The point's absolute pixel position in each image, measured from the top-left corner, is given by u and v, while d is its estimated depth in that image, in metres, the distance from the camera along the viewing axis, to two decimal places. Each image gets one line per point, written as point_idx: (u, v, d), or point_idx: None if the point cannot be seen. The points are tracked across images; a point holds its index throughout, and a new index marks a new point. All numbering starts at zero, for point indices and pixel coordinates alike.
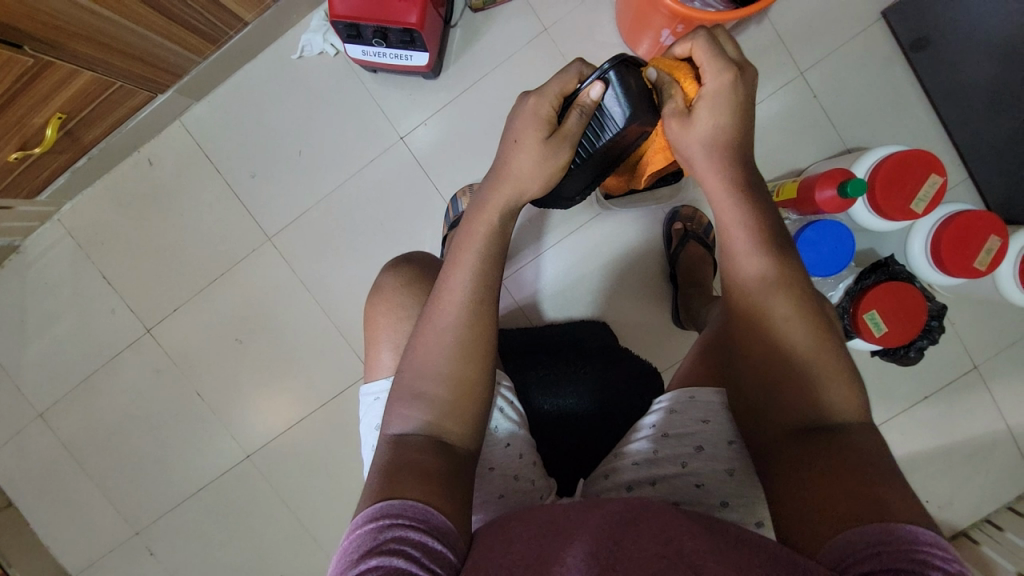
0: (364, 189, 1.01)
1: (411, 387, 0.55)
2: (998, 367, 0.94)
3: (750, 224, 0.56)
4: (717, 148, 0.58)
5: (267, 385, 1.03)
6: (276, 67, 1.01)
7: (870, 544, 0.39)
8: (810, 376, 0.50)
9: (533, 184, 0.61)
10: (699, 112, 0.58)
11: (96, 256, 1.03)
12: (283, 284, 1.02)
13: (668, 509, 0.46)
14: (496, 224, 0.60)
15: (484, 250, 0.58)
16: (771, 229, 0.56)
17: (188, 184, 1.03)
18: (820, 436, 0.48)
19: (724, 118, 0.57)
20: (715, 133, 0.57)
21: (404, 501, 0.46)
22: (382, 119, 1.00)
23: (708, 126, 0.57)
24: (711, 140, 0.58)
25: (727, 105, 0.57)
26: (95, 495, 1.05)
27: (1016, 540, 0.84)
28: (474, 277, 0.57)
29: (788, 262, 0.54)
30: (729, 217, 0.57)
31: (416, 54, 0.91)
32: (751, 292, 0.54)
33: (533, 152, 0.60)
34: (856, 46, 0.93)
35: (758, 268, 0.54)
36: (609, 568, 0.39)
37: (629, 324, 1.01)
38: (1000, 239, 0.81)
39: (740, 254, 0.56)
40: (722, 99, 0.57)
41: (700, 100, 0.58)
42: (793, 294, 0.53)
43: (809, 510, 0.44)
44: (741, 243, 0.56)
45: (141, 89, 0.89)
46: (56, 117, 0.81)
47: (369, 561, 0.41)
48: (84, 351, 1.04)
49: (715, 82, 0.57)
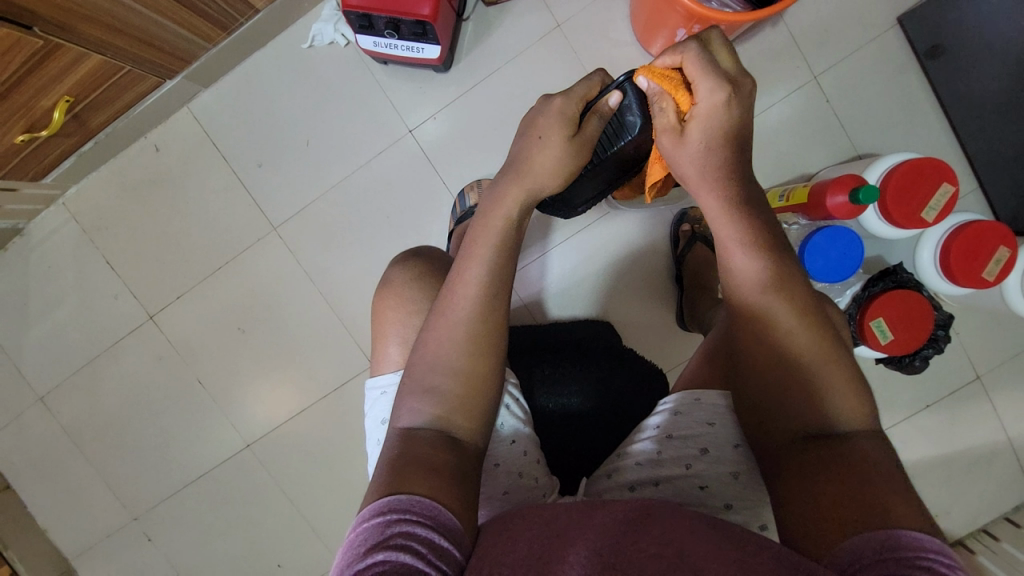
0: (371, 181, 1.01)
1: (421, 380, 0.54)
2: (1001, 378, 0.94)
3: (746, 240, 0.54)
4: (714, 165, 0.56)
5: (269, 375, 1.03)
6: (286, 55, 1.00)
7: (874, 550, 0.39)
8: (812, 386, 0.49)
9: (550, 181, 0.61)
10: (693, 129, 0.56)
11: (100, 241, 1.03)
12: (287, 274, 1.02)
13: (677, 510, 0.46)
14: (515, 217, 0.59)
15: (498, 244, 0.58)
16: (769, 242, 0.55)
17: (195, 171, 1.02)
18: (827, 442, 0.47)
19: (719, 135, 0.56)
20: (708, 150, 0.56)
21: (411, 496, 0.46)
22: (392, 111, 1.00)
23: (700, 146, 0.56)
24: (706, 158, 0.56)
25: (721, 123, 0.55)
26: (93, 480, 1.04)
27: (1014, 551, 0.84)
28: (488, 270, 0.57)
29: (787, 275, 0.53)
30: (725, 233, 0.56)
31: (428, 46, 0.90)
32: (747, 309, 0.54)
33: (555, 150, 0.60)
34: (871, 52, 0.92)
35: (754, 284, 0.53)
36: (616, 567, 0.39)
37: (633, 324, 1.01)
38: (1010, 250, 0.80)
39: (737, 270, 0.55)
40: (716, 116, 0.55)
41: (693, 118, 0.56)
42: (792, 309, 0.52)
43: (818, 513, 0.44)
44: (739, 259, 0.54)
45: (150, 74, 0.88)
46: (64, 101, 0.80)
47: (374, 556, 0.41)
48: (86, 336, 1.04)
49: (708, 99, 0.55)
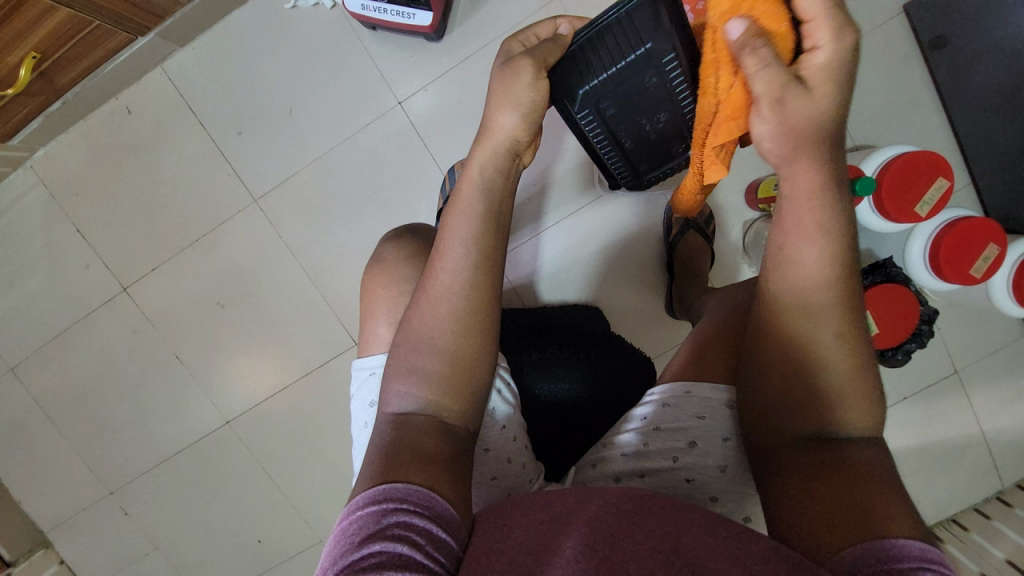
0: (357, 154, 0.97)
1: (408, 361, 0.52)
2: (978, 373, 0.96)
3: (825, 226, 0.45)
4: (825, 130, 0.44)
5: (248, 351, 1.01)
6: (269, 15, 0.95)
7: (873, 563, 0.37)
8: (819, 392, 0.45)
9: (502, 115, 0.55)
10: (817, 90, 0.44)
11: (71, 209, 0.98)
12: (268, 249, 0.99)
13: (671, 499, 0.44)
14: (481, 177, 0.55)
15: (473, 213, 0.54)
16: (846, 226, 0.45)
17: (170, 136, 0.97)
18: (822, 446, 0.45)
19: (832, 101, 0.44)
20: (827, 119, 0.44)
21: (408, 485, 0.44)
22: (380, 81, 0.96)
23: (821, 116, 0.44)
24: (824, 124, 0.44)
25: (844, 73, 0.44)
26: (67, 454, 1.02)
27: (981, 541, 0.87)
28: (468, 242, 0.53)
29: (852, 272, 0.45)
30: (803, 214, 0.45)
31: (419, 13, 0.86)
32: (800, 305, 0.45)
33: (497, 83, 0.56)
34: (876, 39, 0.91)
35: (821, 285, 0.45)
36: (610, 560, 0.38)
37: (621, 310, 1.01)
38: (998, 247, 0.82)
39: (806, 265, 0.45)
40: (838, 72, 0.44)
41: (807, 77, 0.44)
42: (846, 308, 0.45)
43: (815, 521, 0.41)
44: (810, 249, 0.45)
45: (122, 30, 0.83)
46: (30, 57, 0.76)
47: (371, 547, 0.40)
48: (59, 307, 1.00)
49: (829, 51, 0.43)
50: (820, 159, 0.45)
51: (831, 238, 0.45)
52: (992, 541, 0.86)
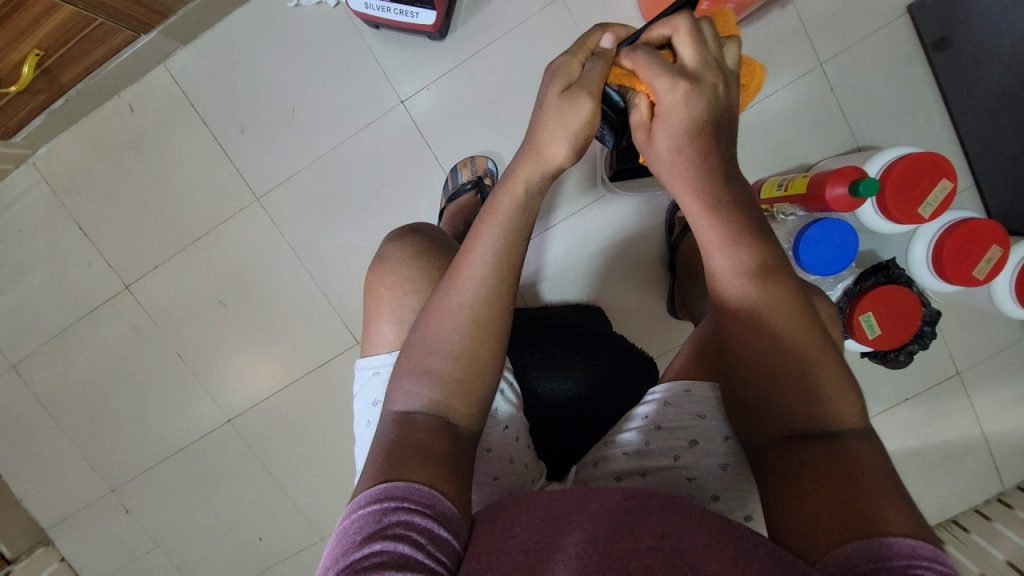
0: (360, 153, 0.97)
1: (421, 362, 0.52)
2: (979, 375, 0.96)
3: (726, 239, 0.50)
4: (685, 159, 0.53)
5: (250, 349, 1.01)
6: (272, 14, 0.95)
7: (864, 563, 0.36)
8: (825, 401, 0.46)
9: (558, 145, 0.55)
10: (658, 135, 0.54)
11: (73, 207, 0.98)
12: (270, 247, 0.99)
13: (674, 500, 0.44)
14: (523, 195, 0.55)
15: (507, 226, 0.54)
16: (753, 236, 0.50)
17: (173, 134, 0.97)
18: (819, 441, 0.45)
19: (680, 137, 0.53)
20: (675, 150, 0.53)
21: (409, 483, 0.44)
22: (383, 79, 0.95)
23: (668, 148, 0.54)
24: (676, 156, 0.53)
25: (687, 117, 0.52)
26: (69, 451, 1.02)
27: (981, 543, 0.87)
28: (495, 251, 0.53)
29: (774, 278, 0.49)
30: (705, 235, 0.52)
31: (422, 12, 0.86)
32: (741, 313, 0.50)
33: (555, 106, 0.54)
34: (880, 40, 0.91)
35: (750, 294, 0.49)
36: (612, 558, 0.38)
37: (623, 310, 1.01)
38: (1002, 248, 0.81)
39: (716, 272, 0.51)
40: (679, 115, 0.52)
41: (658, 121, 0.54)
42: (779, 311, 0.48)
43: (812, 518, 0.41)
44: (718, 261, 0.51)
45: (125, 28, 0.83)
46: (33, 55, 0.76)
47: (372, 546, 0.40)
48: (62, 304, 1.00)
49: (667, 99, 0.53)
50: (693, 182, 0.52)
51: (733, 252, 0.50)
52: (992, 543, 0.86)
